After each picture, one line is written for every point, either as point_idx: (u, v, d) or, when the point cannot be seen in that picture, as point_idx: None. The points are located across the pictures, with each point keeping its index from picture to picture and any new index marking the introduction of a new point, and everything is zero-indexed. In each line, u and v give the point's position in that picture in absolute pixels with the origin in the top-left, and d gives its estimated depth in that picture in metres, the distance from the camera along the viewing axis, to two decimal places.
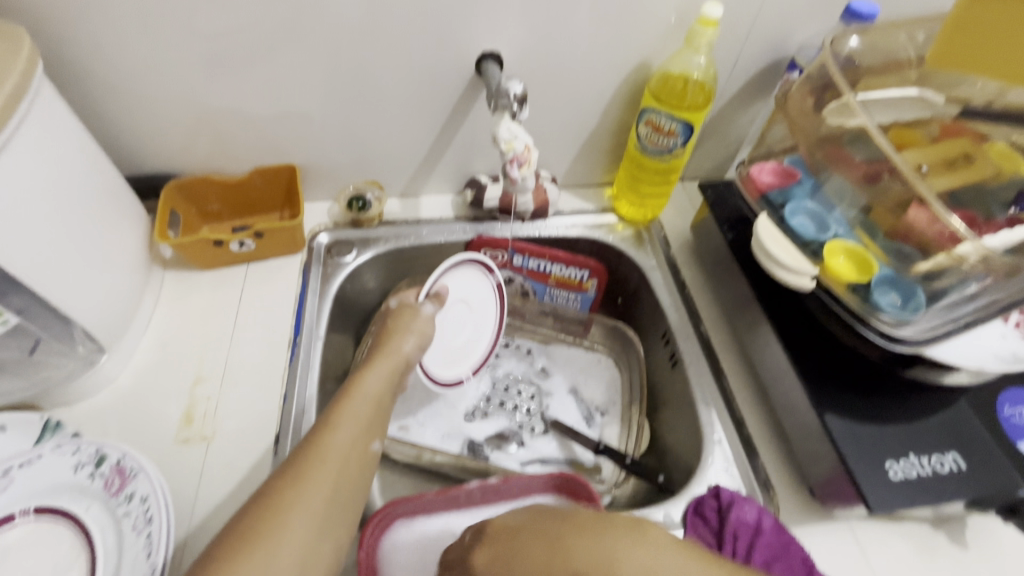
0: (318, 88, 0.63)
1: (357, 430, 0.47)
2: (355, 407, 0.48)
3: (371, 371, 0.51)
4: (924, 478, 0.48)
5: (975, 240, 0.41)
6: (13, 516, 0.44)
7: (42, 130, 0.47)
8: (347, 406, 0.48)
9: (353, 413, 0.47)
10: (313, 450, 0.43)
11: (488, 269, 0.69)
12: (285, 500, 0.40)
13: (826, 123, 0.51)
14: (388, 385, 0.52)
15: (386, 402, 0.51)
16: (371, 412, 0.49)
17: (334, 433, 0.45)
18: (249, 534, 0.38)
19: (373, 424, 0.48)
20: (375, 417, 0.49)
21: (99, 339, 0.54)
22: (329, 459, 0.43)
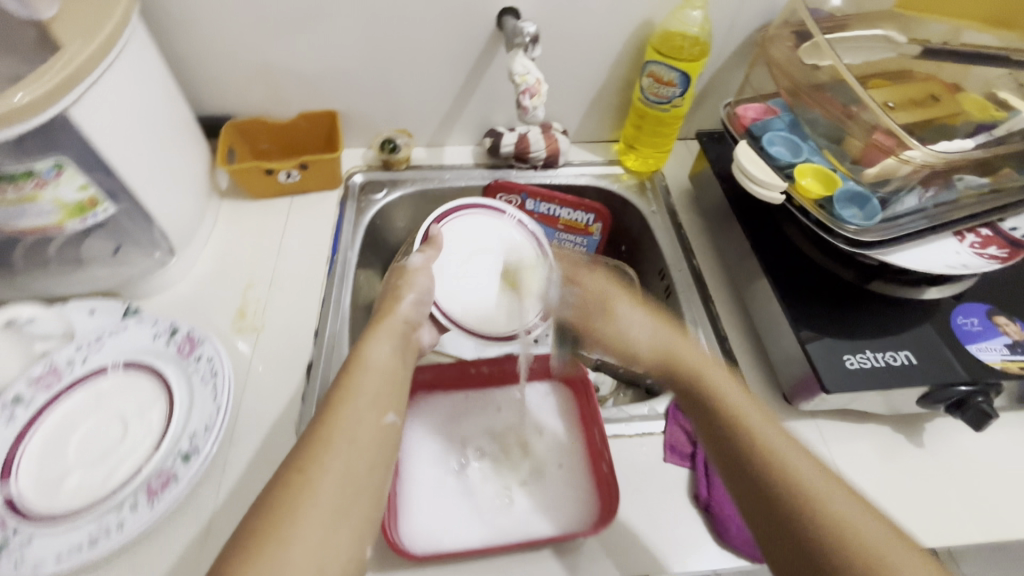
0: (361, 41, 0.71)
1: (370, 403, 0.39)
2: (366, 380, 0.40)
3: (376, 340, 0.43)
4: (878, 369, 0.54)
5: (922, 147, 0.49)
6: (106, 367, 0.54)
7: (143, 59, 0.57)
8: (355, 381, 0.40)
9: (365, 389, 0.39)
10: (317, 434, 0.36)
11: (500, 212, 0.72)
12: (290, 509, 0.32)
13: (803, 62, 0.58)
14: (399, 351, 0.45)
15: (399, 372, 0.43)
16: (383, 383, 0.41)
17: (343, 412, 0.37)
18: (256, 541, 0.31)
19: (388, 397, 0.40)
20: (392, 387, 0.41)
21: (172, 242, 0.64)
22: (340, 448, 0.35)
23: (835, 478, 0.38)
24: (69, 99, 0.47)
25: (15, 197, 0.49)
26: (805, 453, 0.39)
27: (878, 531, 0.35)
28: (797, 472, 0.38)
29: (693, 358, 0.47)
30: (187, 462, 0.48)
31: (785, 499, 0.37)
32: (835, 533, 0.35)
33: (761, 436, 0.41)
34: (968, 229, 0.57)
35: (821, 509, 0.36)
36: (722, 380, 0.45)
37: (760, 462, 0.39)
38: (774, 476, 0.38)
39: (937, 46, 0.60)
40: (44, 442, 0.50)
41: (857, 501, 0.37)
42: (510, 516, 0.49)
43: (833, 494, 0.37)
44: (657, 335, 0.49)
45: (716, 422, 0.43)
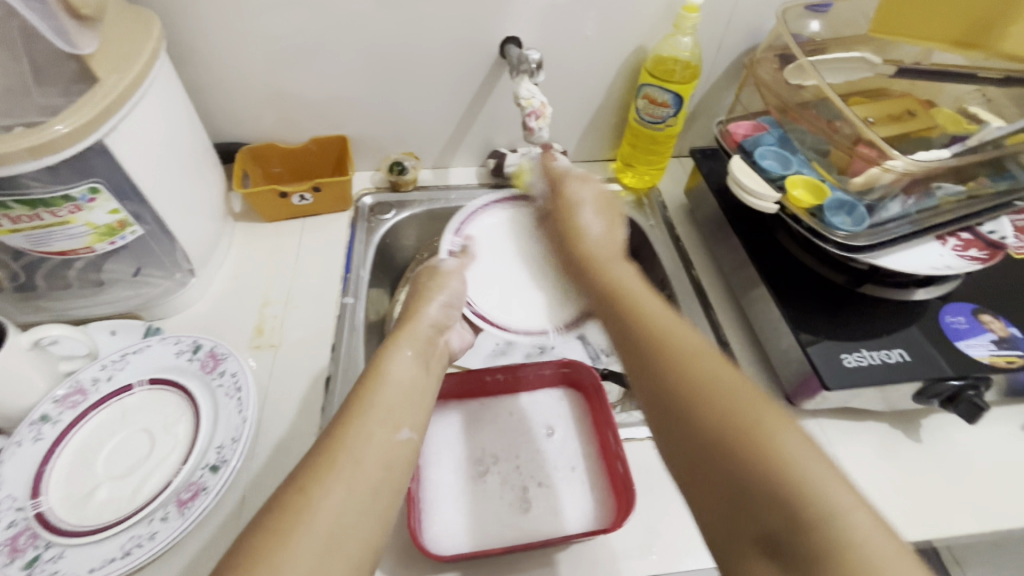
0: (368, 72, 0.75)
1: (381, 420, 0.40)
2: (382, 395, 0.42)
3: (394, 354, 0.46)
4: (874, 367, 0.57)
5: (902, 157, 0.52)
6: (132, 385, 0.56)
7: (169, 93, 0.60)
8: (371, 397, 0.41)
9: (381, 405, 0.41)
10: (329, 446, 0.37)
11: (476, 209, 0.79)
12: (286, 526, 0.33)
13: (788, 82, 0.63)
14: (421, 362, 0.47)
15: (421, 385, 0.45)
16: (403, 399, 0.43)
17: (357, 426, 0.39)
18: (251, 556, 0.31)
19: (405, 413, 0.42)
20: (408, 404, 0.42)
21: (193, 263, 0.66)
22: (342, 473, 0.36)
23: (729, 369, 0.35)
24: (105, 129, 0.50)
25: (50, 222, 0.51)
26: (710, 357, 0.36)
27: (755, 411, 0.32)
28: (692, 363, 0.36)
29: (619, 274, 0.47)
30: (215, 473, 0.49)
31: (676, 390, 0.35)
32: (720, 421, 0.33)
33: (676, 345, 0.38)
34: (950, 233, 0.61)
35: (706, 393, 0.34)
36: (644, 296, 0.44)
37: (653, 346, 0.38)
38: (655, 360, 0.37)
39: (910, 66, 0.64)
40: (72, 459, 0.51)
41: (751, 391, 0.34)
42: (529, 518, 0.51)
43: (724, 383, 0.34)
44: (590, 250, 0.51)
45: (619, 318, 0.42)
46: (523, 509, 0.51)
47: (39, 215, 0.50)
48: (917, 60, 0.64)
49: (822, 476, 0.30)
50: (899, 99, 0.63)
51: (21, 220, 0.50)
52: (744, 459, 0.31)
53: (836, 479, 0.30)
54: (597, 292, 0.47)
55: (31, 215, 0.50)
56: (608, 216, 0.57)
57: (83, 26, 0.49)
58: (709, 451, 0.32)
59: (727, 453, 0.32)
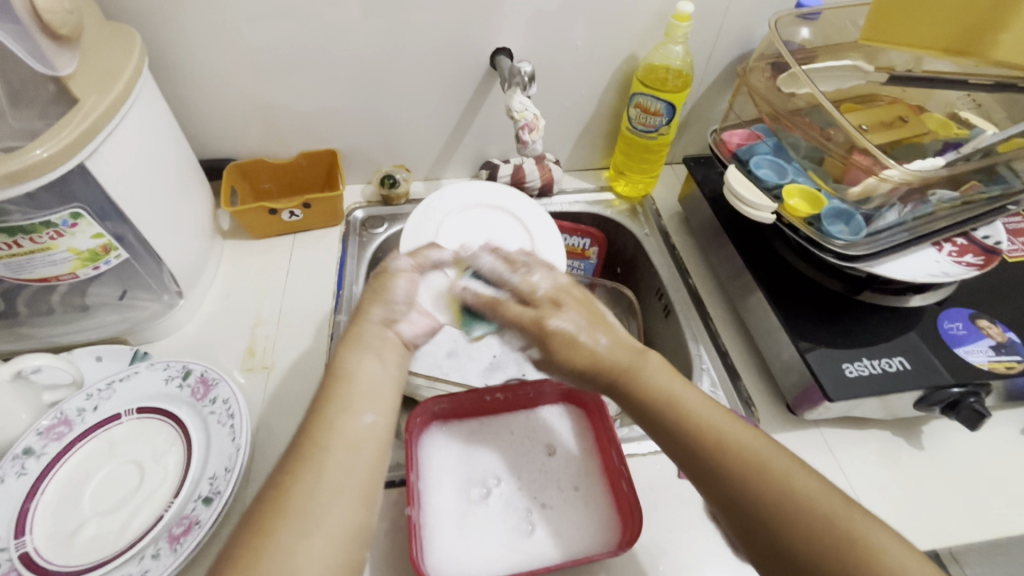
0: (358, 85, 0.74)
1: (343, 408, 0.40)
2: (346, 389, 0.41)
3: (355, 352, 0.43)
4: (876, 376, 0.57)
5: (899, 167, 0.52)
6: (119, 415, 0.54)
7: (153, 110, 0.58)
8: (334, 393, 0.41)
9: (341, 396, 0.41)
10: (298, 451, 0.38)
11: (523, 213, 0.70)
12: (266, 522, 0.35)
13: (782, 90, 0.63)
14: (385, 356, 0.44)
15: (387, 376, 0.44)
16: (362, 392, 0.42)
17: (322, 421, 0.40)
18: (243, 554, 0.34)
19: (368, 400, 0.41)
20: (371, 391, 0.42)
21: (180, 284, 0.64)
22: (313, 464, 0.38)
23: (811, 474, 0.40)
24: (85, 152, 0.48)
25: (30, 249, 0.50)
26: (789, 460, 0.40)
27: (857, 521, 0.37)
28: (781, 477, 0.39)
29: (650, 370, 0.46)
30: (207, 506, 0.48)
31: (769, 510, 0.38)
32: (823, 544, 0.36)
33: (755, 456, 0.41)
34: (946, 239, 0.62)
35: (803, 518, 0.37)
36: (694, 399, 0.45)
37: (735, 466, 0.40)
38: (743, 480, 0.40)
39: (902, 73, 0.64)
40: (58, 495, 0.49)
41: (840, 498, 0.38)
42: (533, 542, 0.50)
43: (817, 492, 0.38)
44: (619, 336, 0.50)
45: (684, 441, 0.43)
46: (528, 532, 0.50)
47: (17, 242, 0.49)
48: (908, 67, 0.65)
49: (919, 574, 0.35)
50: (891, 105, 0.63)
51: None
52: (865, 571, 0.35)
53: (926, 568, 0.35)
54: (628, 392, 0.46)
55: (9, 243, 0.48)
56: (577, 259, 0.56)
57: (61, 46, 0.47)
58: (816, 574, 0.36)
59: (835, 563, 0.36)
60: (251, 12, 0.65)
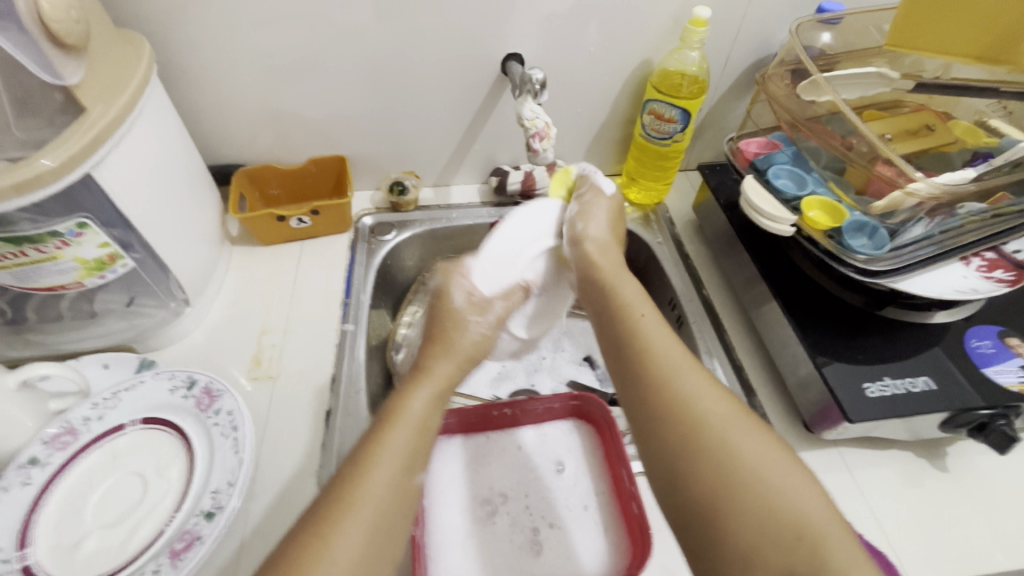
0: (367, 91, 0.73)
1: (398, 464, 0.38)
2: (397, 438, 0.39)
3: (412, 396, 0.42)
4: (899, 396, 0.55)
5: (926, 179, 0.50)
6: (124, 425, 0.54)
7: (161, 118, 0.58)
8: (385, 438, 0.39)
9: (396, 448, 0.39)
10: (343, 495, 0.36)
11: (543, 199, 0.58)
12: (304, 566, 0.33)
13: (802, 98, 0.61)
14: (435, 402, 0.43)
15: (433, 427, 0.42)
16: (416, 441, 0.40)
17: (371, 471, 0.37)
18: None
19: (422, 454, 0.40)
20: (421, 445, 0.40)
21: (187, 292, 0.64)
22: (360, 517, 0.35)
23: (745, 419, 0.39)
24: (92, 162, 0.48)
25: (37, 258, 0.49)
26: (726, 400, 0.40)
27: (777, 467, 0.37)
28: (708, 408, 0.39)
29: (626, 293, 0.48)
30: (210, 521, 0.47)
31: (684, 433, 0.38)
32: (722, 460, 0.37)
33: (691, 385, 0.40)
34: (974, 253, 0.60)
35: (714, 437, 0.38)
36: (654, 326, 0.45)
37: (666, 385, 0.41)
38: (668, 397, 0.40)
39: (929, 80, 0.62)
40: (61, 506, 0.49)
41: (757, 435, 0.38)
42: (540, 562, 0.49)
43: (741, 435, 0.38)
44: (596, 268, 0.51)
45: (626, 351, 0.44)
46: (534, 553, 0.49)
47: (24, 252, 0.48)
48: (936, 74, 0.62)
49: (827, 525, 0.35)
50: (917, 113, 0.61)
51: (6, 258, 0.48)
52: (763, 509, 0.35)
53: (838, 525, 0.35)
54: (602, 310, 0.48)
55: (16, 252, 0.48)
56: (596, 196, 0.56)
57: (69, 56, 0.47)
58: (706, 485, 0.36)
59: (736, 497, 0.36)
60: (261, 19, 0.64)
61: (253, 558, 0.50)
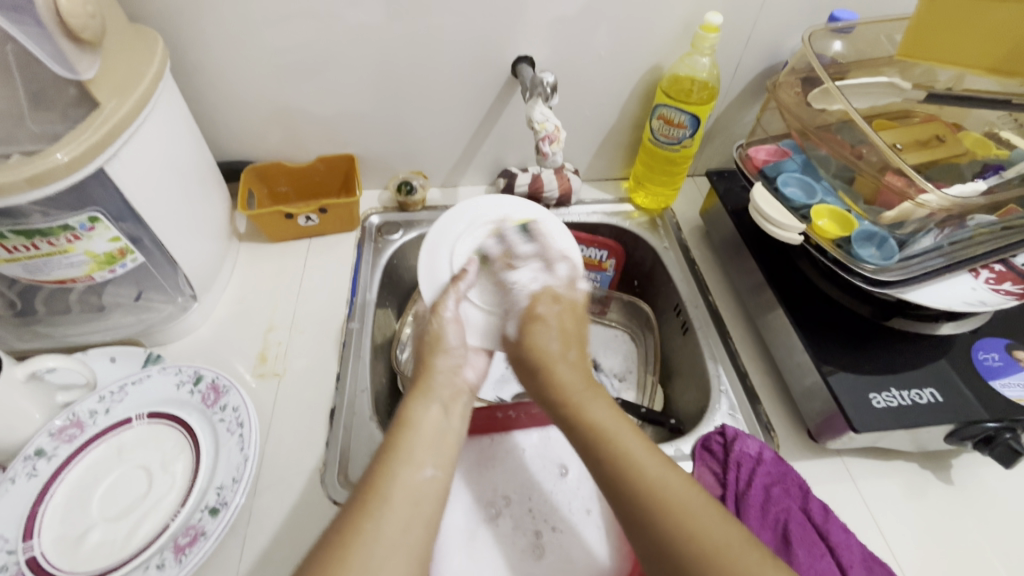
0: (377, 91, 0.73)
1: (405, 461, 0.41)
2: (411, 442, 0.43)
3: (421, 405, 0.47)
4: (904, 407, 0.54)
5: (936, 191, 0.50)
6: (131, 418, 0.54)
7: (173, 112, 0.58)
8: (398, 443, 0.43)
9: (406, 448, 0.42)
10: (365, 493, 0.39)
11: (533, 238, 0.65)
12: (336, 558, 0.35)
13: (813, 106, 0.61)
14: (444, 409, 0.47)
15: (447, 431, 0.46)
16: (429, 446, 0.44)
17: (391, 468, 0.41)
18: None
19: (435, 454, 0.43)
20: (436, 445, 0.44)
21: (194, 288, 0.64)
22: (378, 510, 0.38)
23: (703, 496, 0.39)
24: (104, 156, 0.49)
25: (47, 251, 0.50)
26: (680, 476, 0.41)
27: (737, 544, 0.37)
28: (666, 492, 0.39)
29: (564, 374, 0.50)
30: (214, 517, 0.47)
31: (651, 518, 0.39)
32: (689, 541, 0.37)
33: (645, 467, 0.41)
34: (983, 266, 0.59)
35: (677, 520, 0.38)
36: (601, 409, 0.46)
37: (624, 474, 0.41)
38: (630, 485, 0.40)
39: (942, 91, 0.62)
40: (67, 498, 0.49)
41: (715, 511, 0.39)
42: (542, 566, 0.49)
43: (701, 514, 0.38)
44: (541, 348, 0.53)
45: (582, 439, 0.45)
46: (537, 556, 0.49)
47: (35, 244, 0.49)
48: (949, 85, 0.62)
49: None
50: (927, 123, 0.61)
51: (17, 250, 0.49)
52: None
53: None
54: (551, 396, 0.49)
55: (27, 245, 0.48)
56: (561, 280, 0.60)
57: (84, 51, 0.47)
58: (680, 571, 0.37)
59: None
60: (273, 18, 0.65)
61: (255, 554, 0.50)
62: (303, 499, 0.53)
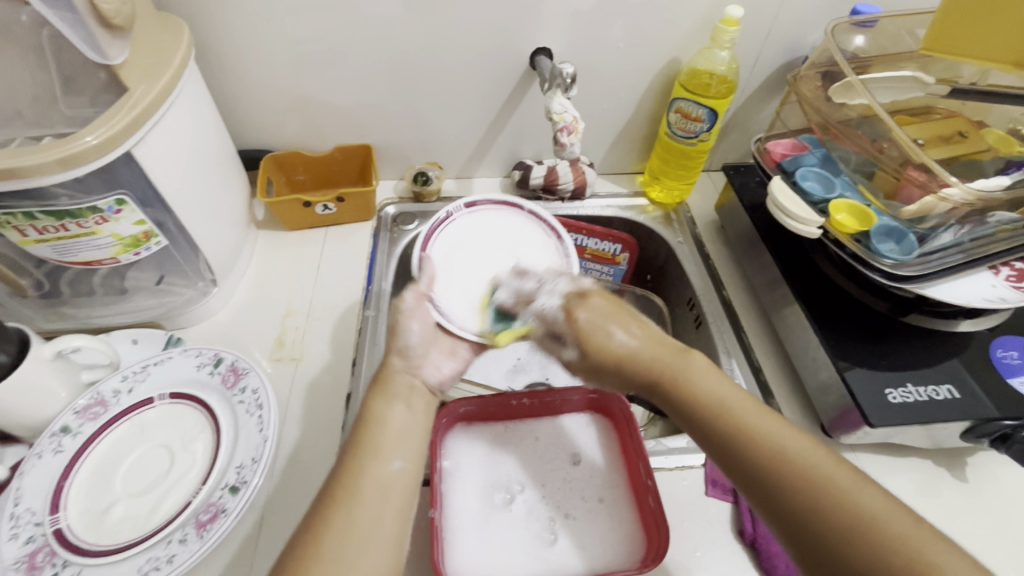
0: (395, 81, 0.74)
1: (371, 454, 0.42)
2: (378, 436, 0.43)
3: (383, 399, 0.45)
4: (921, 403, 0.54)
5: (960, 185, 0.50)
6: (153, 398, 0.55)
7: (197, 99, 0.59)
8: (366, 439, 0.42)
9: (375, 445, 0.42)
10: (334, 494, 0.40)
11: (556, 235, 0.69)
12: (312, 554, 0.37)
13: (834, 100, 0.61)
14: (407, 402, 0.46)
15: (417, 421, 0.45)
16: (392, 439, 0.43)
17: (363, 466, 0.41)
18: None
19: (401, 446, 0.43)
20: (403, 438, 0.43)
21: (215, 272, 0.65)
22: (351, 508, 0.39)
23: (881, 494, 0.37)
24: (132, 140, 0.50)
25: (76, 233, 0.51)
26: (847, 472, 0.38)
27: (929, 543, 0.35)
28: (842, 497, 0.37)
29: (698, 383, 0.44)
30: (234, 495, 0.49)
31: (834, 528, 0.36)
32: (885, 550, 0.35)
33: (816, 473, 0.38)
34: (1003, 263, 0.59)
35: (867, 526, 0.36)
36: (747, 410, 0.43)
37: (797, 484, 0.38)
38: (809, 495, 0.38)
39: (965, 86, 0.61)
40: (91, 474, 0.50)
41: (896, 507, 0.37)
42: (556, 552, 0.49)
43: (888, 515, 0.36)
44: (654, 362, 0.46)
45: (735, 454, 0.41)
46: (550, 541, 0.50)
47: (65, 226, 0.50)
48: (972, 80, 0.61)
49: None
50: (949, 119, 0.60)
51: (47, 231, 0.50)
52: None
53: None
54: (683, 411, 0.44)
55: (57, 226, 0.50)
56: (619, 312, 0.49)
57: (114, 36, 0.48)
58: None
59: None
60: (295, 7, 0.65)
61: (271, 535, 0.50)
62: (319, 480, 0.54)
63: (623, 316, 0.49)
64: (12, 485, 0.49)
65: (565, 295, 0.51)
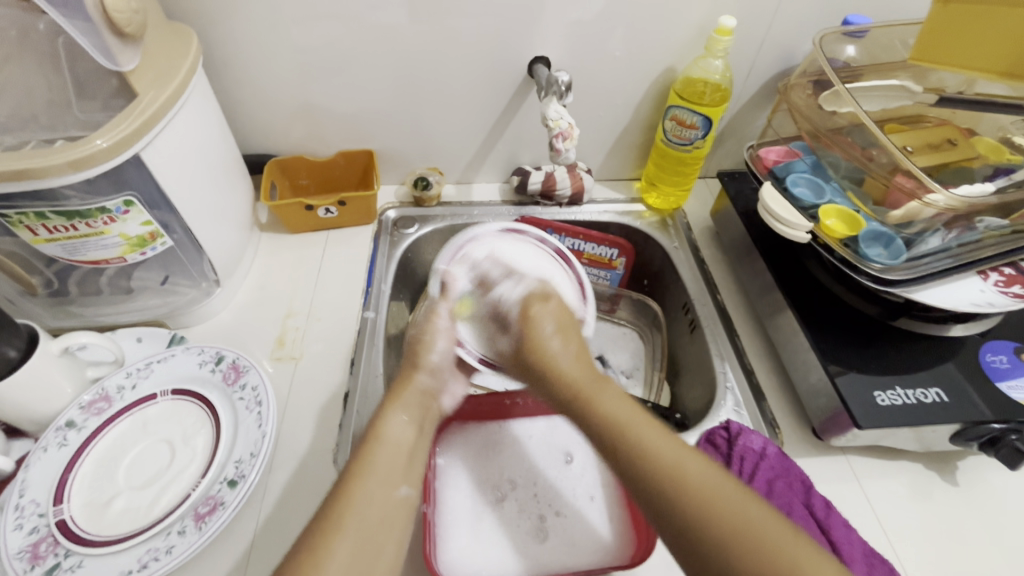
0: (397, 88, 0.76)
1: (382, 480, 0.43)
2: (380, 458, 0.44)
3: (392, 415, 0.47)
4: (909, 406, 0.55)
5: (944, 191, 0.51)
6: (155, 395, 0.57)
7: (203, 105, 0.61)
8: (370, 458, 0.44)
9: (379, 467, 0.43)
10: (334, 512, 0.40)
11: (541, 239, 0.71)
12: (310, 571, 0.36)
13: (823, 108, 0.62)
14: (418, 425, 0.49)
15: (415, 445, 0.47)
16: (400, 460, 0.45)
17: (364, 482, 0.42)
18: None
19: (407, 470, 0.45)
20: (405, 463, 0.45)
21: (218, 273, 0.67)
22: (350, 529, 0.39)
23: (764, 508, 0.38)
24: (142, 143, 0.51)
25: (85, 232, 0.53)
26: (732, 484, 0.39)
27: (798, 551, 0.35)
28: (724, 508, 0.38)
29: (607, 404, 0.46)
30: (232, 488, 0.50)
31: (710, 534, 0.37)
32: (759, 558, 0.35)
33: (701, 483, 0.39)
34: (992, 268, 0.60)
35: (738, 531, 0.37)
36: (648, 431, 0.43)
37: (682, 498, 0.39)
38: (692, 506, 0.38)
39: (952, 95, 0.63)
40: (94, 467, 0.52)
41: (770, 517, 0.37)
42: (546, 548, 0.50)
43: (762, 524, 0.37)
44: (572, 383, 0.48)
45: (630, 469, 0.42)
46: (540, 538, 0.50)
47: (74, 225, 0.52)
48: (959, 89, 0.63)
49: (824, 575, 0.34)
50: (938, 126, 0.61)
51: (58, 230, 0.52)
52: None
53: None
54: (591, 429, 0.45)
55: (67, 225, 0.51)
56: (561, 330, 0.54)
57: (125, 44, 0.50)
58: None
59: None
60: (299, 17, 0.67)
61: (268, 531, 0.51)
62: (314, 476, 0.55)
63: (560, 333, 0.53)
64: (17, 477, 0.50)
65: (526, 294, 0.58)
